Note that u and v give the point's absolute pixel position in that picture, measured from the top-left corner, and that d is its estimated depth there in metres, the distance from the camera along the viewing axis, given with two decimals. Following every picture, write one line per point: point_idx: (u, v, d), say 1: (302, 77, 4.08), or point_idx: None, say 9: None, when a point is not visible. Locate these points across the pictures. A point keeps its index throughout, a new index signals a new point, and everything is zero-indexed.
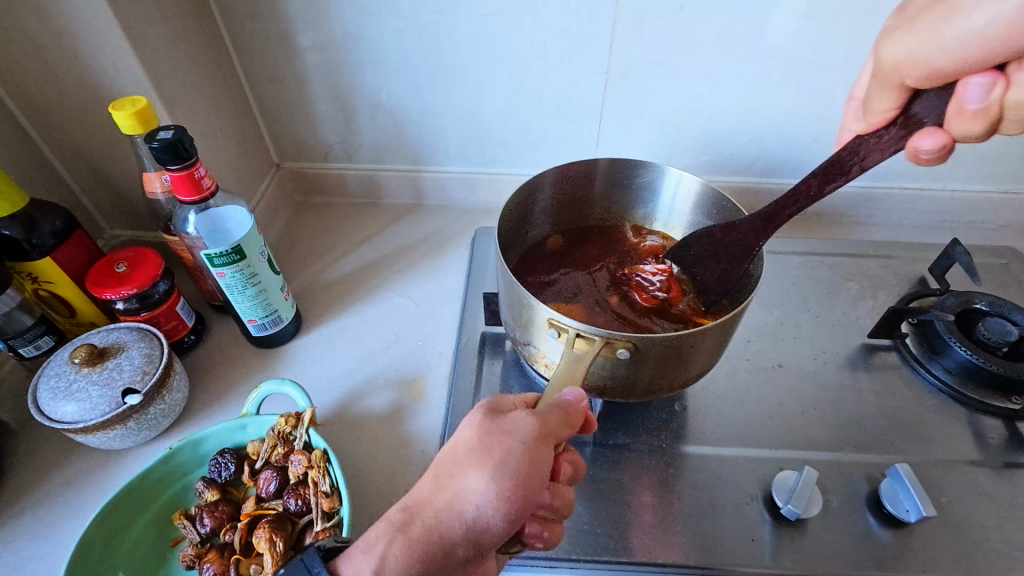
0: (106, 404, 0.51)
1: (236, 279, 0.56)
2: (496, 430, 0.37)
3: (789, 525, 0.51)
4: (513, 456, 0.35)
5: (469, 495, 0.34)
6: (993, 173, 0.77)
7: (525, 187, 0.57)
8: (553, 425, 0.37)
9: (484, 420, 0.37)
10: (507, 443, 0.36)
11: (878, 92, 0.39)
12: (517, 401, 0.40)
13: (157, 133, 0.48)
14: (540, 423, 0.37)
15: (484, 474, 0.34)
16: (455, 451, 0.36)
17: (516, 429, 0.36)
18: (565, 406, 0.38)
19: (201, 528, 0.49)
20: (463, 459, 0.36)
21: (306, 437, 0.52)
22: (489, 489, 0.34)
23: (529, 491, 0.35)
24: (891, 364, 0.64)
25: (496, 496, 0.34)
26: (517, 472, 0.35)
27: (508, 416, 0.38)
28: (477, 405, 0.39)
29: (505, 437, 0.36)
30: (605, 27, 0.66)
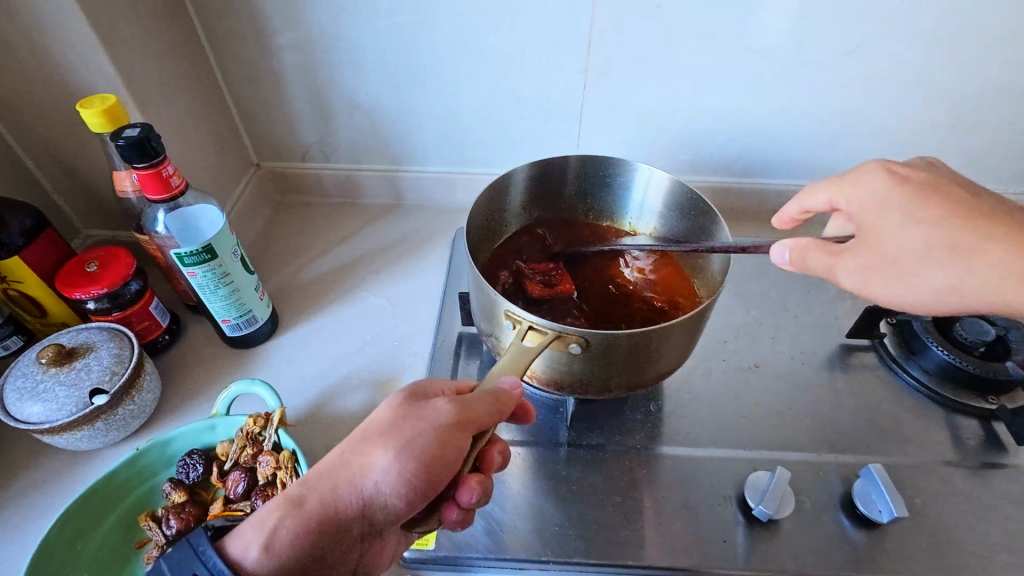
0: (73, 405, 0.51)
1: (208, 279, 0.56)
2: (412, 413, 0.38)
3: (762, 526, 0.50)
4: (420, 439, 0.37)
5: (372, 474, 0.37)
6: (975, 174, 0.77)
7: (495, 184, 0.57)
8: (473, 415, 0.38)
9: (403, 405, 0.39)
10: (418, 427, 0.37)
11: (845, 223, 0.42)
12: (447, 388, 0.42)
13: (124, 131, 0.48)
14: (458, 411, 0.38)
15: (389, 455, 0.37)
16: (368, 431, 0.39)
17: (430, 414, 0.38)
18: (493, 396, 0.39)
19: (167, 530, 0.49)
20: (374, 438, 0.38)
21: (276, 438, 0.52)
22: (391, 470, 0.36)
23: (431, 474, 0.37)
24: (869, 364, 0.63)
25: (394, 477, 0.36)
26: (421, 456, 0.37)
27: (428, 402, 0.39)
28: (405, 387, 0.41)
29: (418, 421, 0.38)
30: (582, 26, 0.65)
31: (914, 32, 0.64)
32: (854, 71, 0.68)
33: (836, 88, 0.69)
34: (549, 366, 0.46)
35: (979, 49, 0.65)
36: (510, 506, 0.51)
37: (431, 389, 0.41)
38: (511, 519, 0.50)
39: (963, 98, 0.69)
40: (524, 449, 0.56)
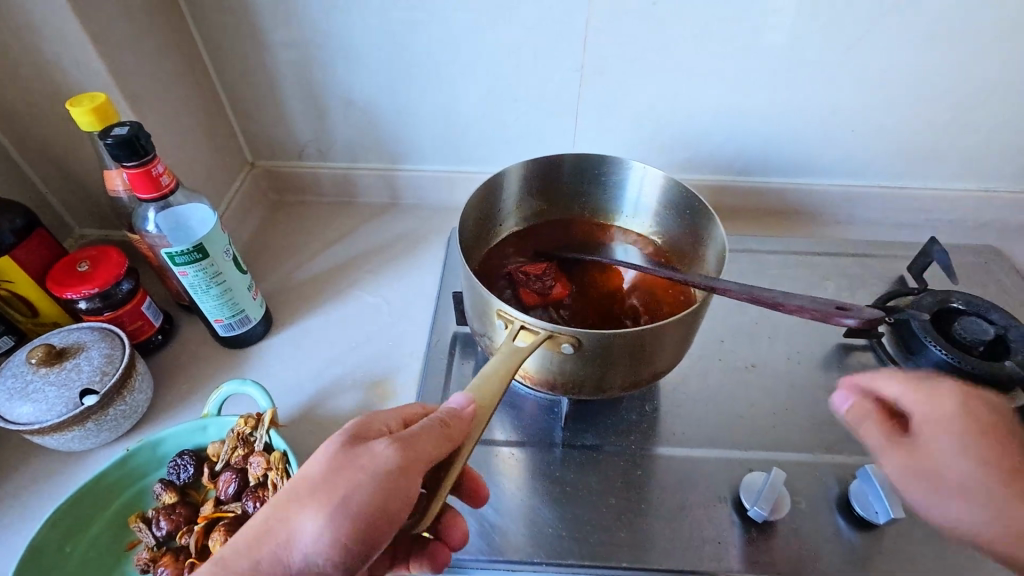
0: (63, 405, 0.50)
1: (200, 278, 0.55)
2: (348, 464, 0.35)
3: (758, 528, 0.50)
4: (357, 495, 0.34)
5: (304, 538, 0.34)
6: (974, 172, 0.76)
7: (488, 182, 0.56)
8: (419, 454, 0.35)
9: (339, 452, 0.36)
10: (356, 479, 0.34)
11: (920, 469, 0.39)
12: (389, 424, 0.39)
13: (113, 129, 0.47)
14: (400, 457, 0.35)
15: (323, 515, 0.34)
16: (298, 487, 0.35)
17: (370, 463, 0.35)
18: (442, 426, 0.36)
19: (157, 531, 0.49)
20: (306, 497, 0.34)
21: (266, 439, 0.51)
22: (326, 532, 0.33)
23: (370, 532, 0.34)
24: (866, 364, 0.63)
25: (327, 543, 0.33)
26: (358, 514, 0.34)
27: (366, 447, 0.36)
28: (342, 427, 0.38)
29: (356, 471, 0.35)
30: (578, 23, 0.65)
31: (912, 30, 0.63)
32: (853, 68, 0.67)
33: (835, 86, 0.69)
34: (542, 366, 0.45)
35: (977, 47, 0.64)
36: (503, 507, 0.51)
37: (373, 427, 0.38)
38: (504, 521, 0.50)
39: (962, 96, 0.69)
40: (518, 449, 0.55)
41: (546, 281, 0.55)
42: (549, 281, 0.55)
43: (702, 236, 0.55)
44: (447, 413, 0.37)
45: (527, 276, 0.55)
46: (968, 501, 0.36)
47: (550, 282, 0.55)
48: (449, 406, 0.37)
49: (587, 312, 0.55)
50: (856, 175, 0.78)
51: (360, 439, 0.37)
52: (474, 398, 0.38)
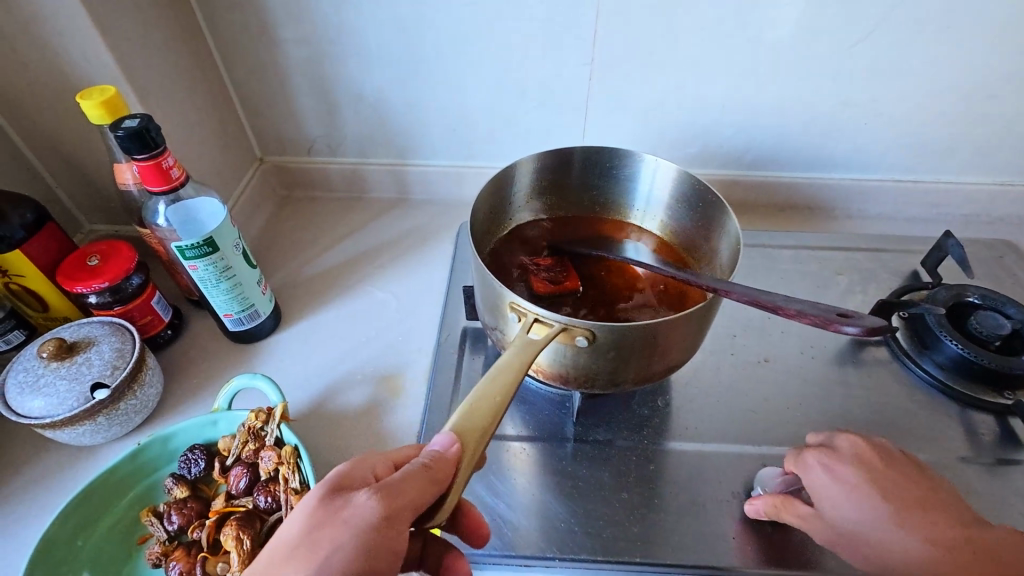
0: (74, 400, 0.50)
1: (210, 272, 0.55)
2: (328, 519, 0.33)
3: (772, 524, 0.49)
4: (341, 553, 0.32)
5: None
6: (989, 165, 0.75)
7: (500, 175, 0.56)
8: (403, 503, 0.33)
9: (320, 506, 0.33)
10: (337, 537, 0.32)
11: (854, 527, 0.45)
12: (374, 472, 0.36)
13: (124, 122, 0.47)
14: (384, 508, 0.33)
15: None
16: (277, 547, 0.33)
17: (352, 520, 0.32)
18: (428, 469, 0.34)
19: (168, 526, 0.48)
20: (281, 562, 0.32)
21: (278, 433, 0.51)
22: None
23: None
24: (881, 359, 0.62)
25: None
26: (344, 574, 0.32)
27: (348, 501, 0.33)
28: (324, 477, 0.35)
29: (337, 528, 0.32)
30: (588, 16, 0.64)
31: (926, 22, 0.62)
32: (866, 61, 0.66)
33: (849, 79, 0.68)
34: (555, 360, 0.45)
35: (992, 38, 0.63)
36: (515, 502, 0.51)
37: (355, 476, 0.35)
38: (517, 516, 0.50)
39: (977, 88, 0.68)
40: (528, 444, 0.55)
41: (557, 274, 0.55)
42: (559, 275, 0.55)
43: (715, 229, 0.55)
44: (432, 455, 0.34)
45: (538, 269, 0.56)
46: (863, 509, 0.45)
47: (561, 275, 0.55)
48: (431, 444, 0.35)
49: (598, 305, 0.55)
50: (868, 169, 0.77)
51: (342, 489, 0.35)
52: (458, 436, 0.35)
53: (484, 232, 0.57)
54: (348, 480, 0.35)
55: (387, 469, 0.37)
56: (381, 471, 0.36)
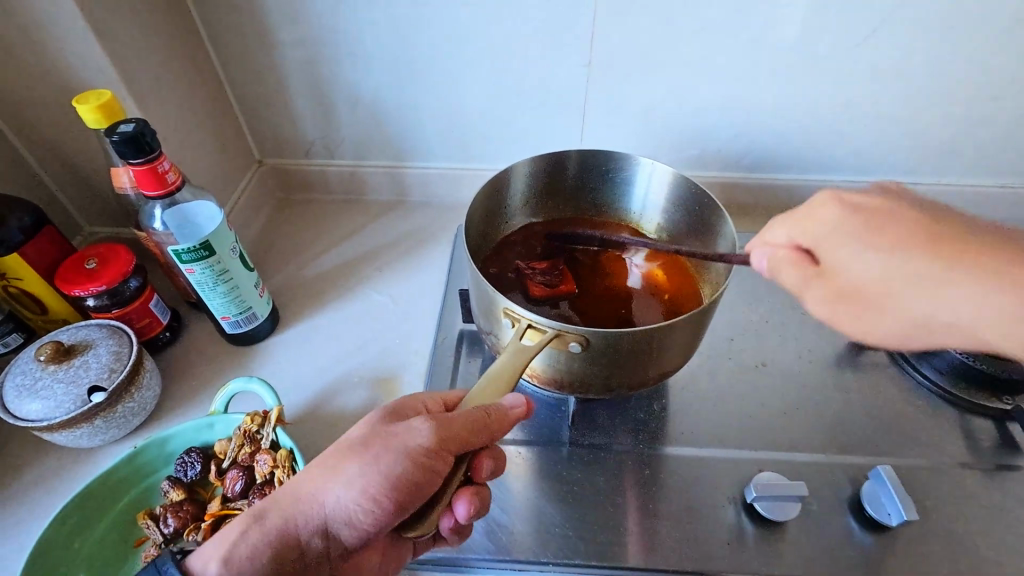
0: (71, 402, 0.51)
1: (206, 275, 0.55)
2: (388, 430, 0.37)
3: (767, 529, 0.49)
4: (391, 458, 0.35)
5: (336, 490, 0.36)
6: (991, 168, 0.75)
7: (495, 178, 0.56)
8: (452, 434, 0.36)
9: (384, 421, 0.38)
10: (390, 445, 0.36)
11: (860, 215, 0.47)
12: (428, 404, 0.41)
13: (119, 127, 0.47)
14: (437, 431, 0.36)
15: (355, 472, 0.35)
16: (344, 444, 0.37)
17: (404, 433, 0.36)
18: (481, 415, 0.37)
19: (164, 529, 0.49)
20: (343, 453, 0.36)
21: (273, 436, 0.51)
22: (356, 487, 0.35)
23: (399, 495, 0.35)
24: (879, 363, 0.62)
25: (360, 496, 0.35)
26: (389, 477, 0.35)
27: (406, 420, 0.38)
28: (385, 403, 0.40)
29: (391, 438, 0.36)
30: (585, 18, 0.64)
31: (927, 23, 0.62)
32: (867, 61, 0.66)
33: (848, 81, 0.68)
34: (549, 365, 0.45)
35: (993, 39, 0.63)
36: (510, 506, 0.51)
37: (414, 404, 0.40)
38: (511, 520, 0.50)
39: (979, 89, 0.67)
40: (524, 448, 0.55)
41: (552, 276, 0.55)
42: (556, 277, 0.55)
43: (711, 232, 0.55)
44: (492, 406, 0.38)
45: (534, 272, 0.56)
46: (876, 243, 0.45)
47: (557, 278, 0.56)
48: (497, 400, 0.38)
49: (596, 306, 0.55)
50: (869, 170, 0.77)
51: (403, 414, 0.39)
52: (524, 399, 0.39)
53: (480, 237, 0.57)
54: (408, 405, 0.40)
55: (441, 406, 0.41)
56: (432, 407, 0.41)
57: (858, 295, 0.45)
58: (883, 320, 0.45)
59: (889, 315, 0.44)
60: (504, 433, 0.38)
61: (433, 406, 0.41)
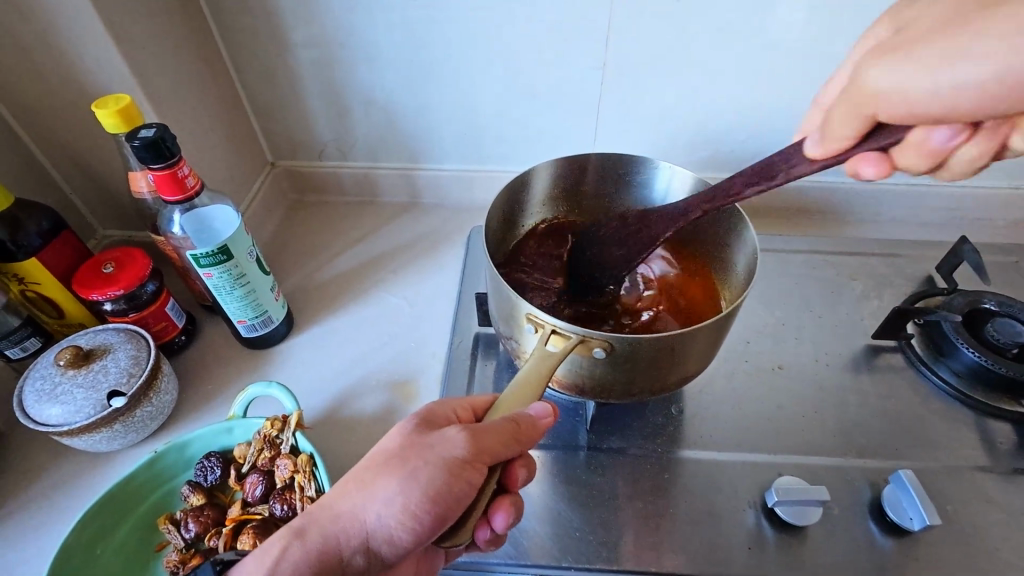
0: (91, 407, 0.51)
1: (224, 279, 0.55)
2: (421, 443, 0.37)
3: (787, 532, 0.49)
4: (428, 471, 0.35)
5: (374, 506, 0.35)
6: (1008, 168, 0.74)
7: (514, 183, 0.56)
8: (485, 446, 0.36)
9: (415, 433, 0.38)
10: (425, 457, 0.35)
11: (843, 117, 0.37)
12: (456, 413, 0.40)
13: (139, 132, 0.47)
14: (470, 442, 0.35)
15: (395, 486, 0.35)
16: (377, 457, 0.37)
17: (437, 445, 0.36)
18: (512, 424, 0.37)
19: (186, 533, 0.49)
20: (378, 468, 0.36)
21: (293, 441, 0.51)
22: (396, 503, 0.34)
23: (438, 509, 0.34)
24: (896, 366, 0.62)
25: (400, 511, 0.34)
26: (428, 490, 0.34)
27: (438, 431, 0.37)
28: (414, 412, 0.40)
29: (424, 451, 0.36)
30: (600, 19, 0.64)
31: None
32: None
33: None
34: (571, 370, 0.45)
35: None
36: (529, 510, 0.51)
37: (440, 414, 0.40)
38: (531, 524, 0.50)
39: None
40: (543, 452, 0.55)
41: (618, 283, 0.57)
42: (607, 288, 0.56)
43: (731, 238, 0.54)
44: (520, 414, 0.38)
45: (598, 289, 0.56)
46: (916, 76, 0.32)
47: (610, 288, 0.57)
48: (524, 408, 0.38)
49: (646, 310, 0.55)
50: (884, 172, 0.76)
51: (433, 424, 0.39)
52: (553, 411, 0.39)
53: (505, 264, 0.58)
54: (434, 415, 0.39)
55: (468, 413, 0.41)
56: (462, 414, 0.40)
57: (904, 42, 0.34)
58: (905, 80, 0.33)
59: (913, 54, 0.33)
60: (535, 440, 0.38)
61: (463, 414, 0.41)
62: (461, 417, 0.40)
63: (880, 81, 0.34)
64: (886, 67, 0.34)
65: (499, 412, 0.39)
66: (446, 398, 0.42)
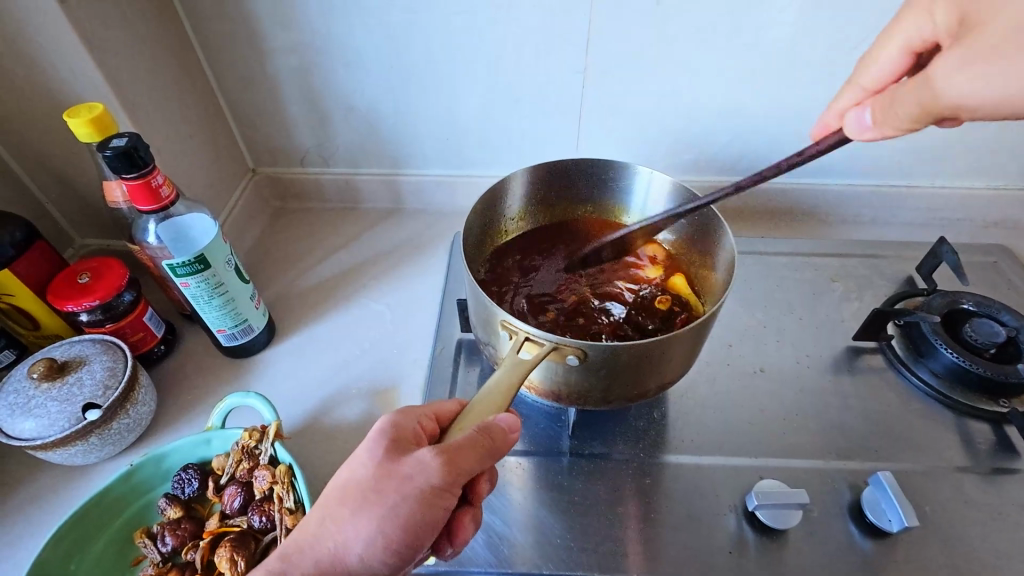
0: (66, 420, 0.50)
1: (202, 289, 0.54)
2: (392, 472, 0.35)
3: (768, 536, 0.49)
4: (407, 505, 0.34)
5: (354, 544, 0.34)
6: (985, 169, 0.75)
7: (493, 188, 0.56)
8: (458, 469, 0.35)
9: (383, 461, 0.35)
10: (400, 490, 0.34)
11: (886, 55, 0.46)
12: (419, 428, 0.38)
13: (111, 142, 0.47)
14: (446, 469, 0.34)
15: (372, 523, 0.34)
16: (347, 492, 0.35)
17: (412, 475, 0.34)
18: (484, 437, 0.36)
19: (162, 547, 0.48)
20: (354, 503, 0.34)
21: (272, 451, 0.50)
22: (376, 540, 0.33)
23: (418, 537, 0.34)
24: (876, 367, 0.62)
25: (382, 548, 0.34)
26: (408, 523, 0.34)
27: (409, 455, 0.35)
28: (376, 433, 0.37)
29: (399, 482, 0.34)
30: (581, 23, 0.64)
31: None
32: None
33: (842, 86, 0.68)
34: (547, 377, 0.45)
35: None
36: (511, 518, 0.50)
37: (405, 431, 0.38)
38: (513, 532, 0.49)
39: None
40: (526, 459, 0.55)
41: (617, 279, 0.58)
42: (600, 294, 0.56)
43: (713, 240, 0.54)
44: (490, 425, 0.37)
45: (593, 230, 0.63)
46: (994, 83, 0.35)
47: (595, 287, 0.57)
48: (494, 418, 0.37)
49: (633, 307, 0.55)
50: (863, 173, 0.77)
51: (399, 444, 0.37)
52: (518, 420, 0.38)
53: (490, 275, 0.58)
54: (399, 431, 0.37)
55: (432, 423, 0.39)
56: (426, 424, 0.39)
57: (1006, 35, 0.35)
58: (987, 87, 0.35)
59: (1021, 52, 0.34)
60: (508, 450, 0.37)
61: (427, 423, 0.39)
62: (425, 428, 0.39)
63: (953, 87, 0.36)
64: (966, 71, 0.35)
65: (467, 423, 0.37)
66: (404, 405, 0.40)
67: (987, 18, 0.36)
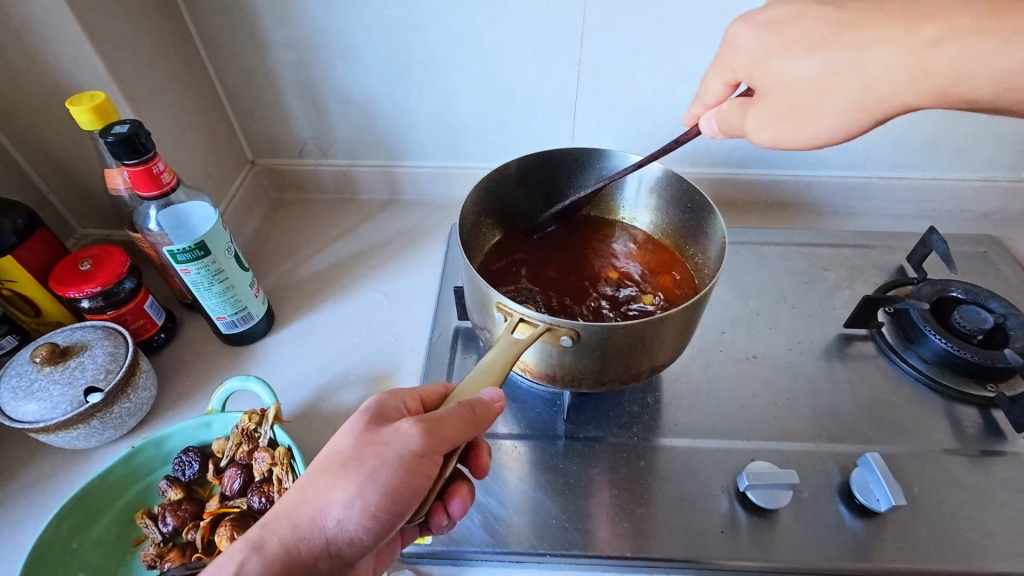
0: (68, 403, 0.51)
1: (202, 276, 0.55)
2: (373, 441, 0.36)
3: (759, 516, 0.50)
4: (385, 469, 0.34)
5: (332, 510, 0.34)
6: (974, 161, 0.76)
7: (486, 178, 0.57)
8: (439, 437, 0.35)
9: (365, 431, 0.37)
10: (379, 456, 0.35)
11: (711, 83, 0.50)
12: (404, 406, 0.40)
13: (113, 128, 0.47)
14: (423, 436, 0.35)
15: (352, 489, 0.34)
16: (328, 461, 0.36)
17: (392, 441, 0.35)
18: (466, 409, 0.37)
19: (163, 527, 0.49)
20: (335, 472, 0.35)
21: (271, 434, 0.51)
22: (354, 506, 0.34)
23: (396, 505, 0.35)
24: (867, 354, 0.63)
25: (359, 513, 0.34)
26: (386, 488, 0.34)
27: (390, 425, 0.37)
28: (362, 409, 0.39)
29: (379, 449, 0.35)
30: (576, 16, 0.65)
31: None
32: None
33: None
34: (542, 359, 0.45)
35: None
36: (507, 499, 0.51)
37: (388, 409, 0.39)
38: (508, 512, 0.50)
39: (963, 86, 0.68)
40: (522, 442, 0.56)
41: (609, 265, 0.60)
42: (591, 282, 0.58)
43: (704, 227, 0.56)
44: (474, 400, 0.38)
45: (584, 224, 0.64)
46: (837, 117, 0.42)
47: (582, 279, 0.59)
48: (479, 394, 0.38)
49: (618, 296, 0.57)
50: (855, 166, 0.78)
51: (381, 420, 0.38)
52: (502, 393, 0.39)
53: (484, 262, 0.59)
54: (383, 409, 0.39)
55: (416, 404, 0.40)
56: (410, 404, 0.40)
57: (795, 101, 0.43)
58: (793, 135, 0.44)
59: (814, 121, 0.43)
60: (491, 425, 0.38)
61: (412, 403, 0.40)
62: (409, 408, 0.40)
63: (761, 134, 0.45)
64: (771, 120, 0.44)
65: (456, 399, 0.39)
66: (392, 388, 0.41)
67: (775, 76, 0.44)
